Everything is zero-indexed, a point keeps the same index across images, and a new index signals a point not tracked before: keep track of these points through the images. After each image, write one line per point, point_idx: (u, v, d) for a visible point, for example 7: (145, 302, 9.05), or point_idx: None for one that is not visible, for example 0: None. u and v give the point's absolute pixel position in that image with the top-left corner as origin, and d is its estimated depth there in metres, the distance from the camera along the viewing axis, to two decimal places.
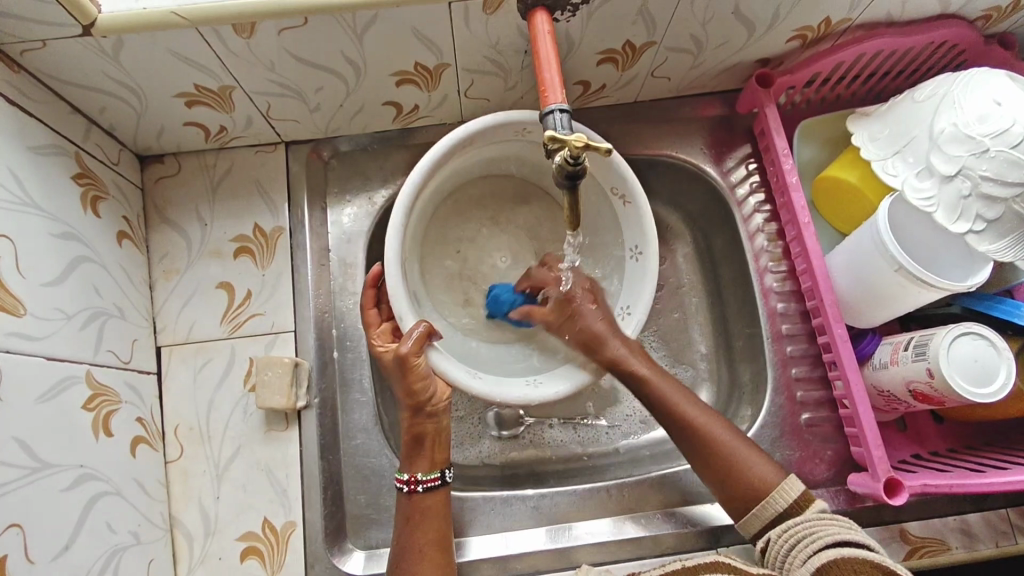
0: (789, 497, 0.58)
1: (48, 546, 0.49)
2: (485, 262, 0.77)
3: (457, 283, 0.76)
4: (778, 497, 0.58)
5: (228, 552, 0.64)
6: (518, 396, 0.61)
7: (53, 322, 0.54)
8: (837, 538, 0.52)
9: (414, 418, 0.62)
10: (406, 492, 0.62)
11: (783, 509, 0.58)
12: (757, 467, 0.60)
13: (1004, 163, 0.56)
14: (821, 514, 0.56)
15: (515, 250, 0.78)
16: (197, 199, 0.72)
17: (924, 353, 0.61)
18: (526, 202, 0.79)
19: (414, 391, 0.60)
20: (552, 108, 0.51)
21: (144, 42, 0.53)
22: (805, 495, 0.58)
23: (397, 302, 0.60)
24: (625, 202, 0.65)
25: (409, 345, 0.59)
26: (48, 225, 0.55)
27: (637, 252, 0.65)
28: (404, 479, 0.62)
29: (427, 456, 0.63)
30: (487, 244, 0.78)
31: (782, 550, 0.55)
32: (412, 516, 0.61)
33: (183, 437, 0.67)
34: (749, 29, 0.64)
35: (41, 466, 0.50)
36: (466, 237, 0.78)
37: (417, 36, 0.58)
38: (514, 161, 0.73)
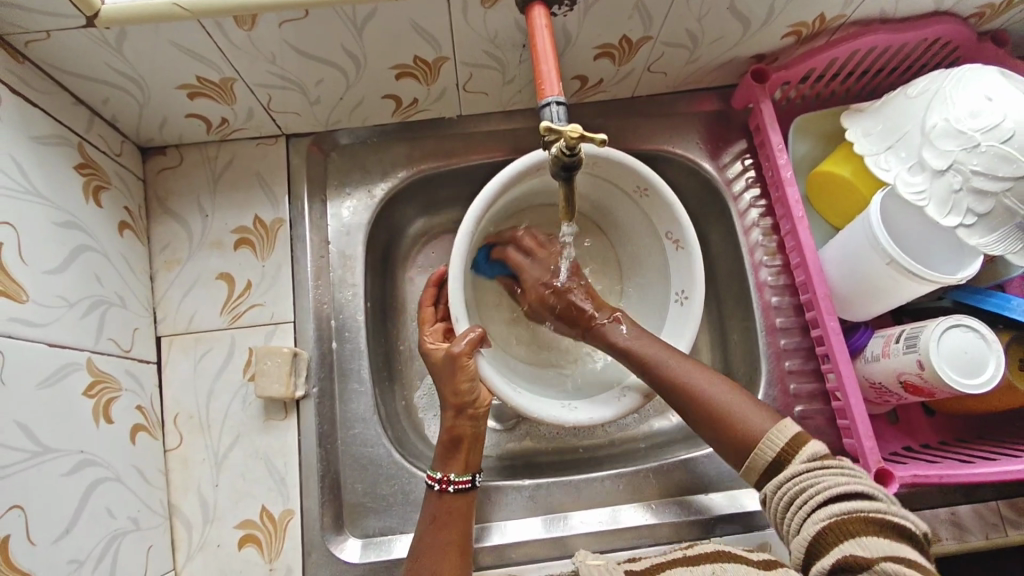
0: (779, 445, 0.55)
1: (49, 529, 0.50)
2: None
3: (506, 302, 0.77)
4: (771, 443, 0.55)
5: (226, 540, 0.65)
6: (553, 415, 0.62)
7: (55, 309, 0.54)
8: (831, 494, 0.50)
9: (456, 418, 0.63)
10: (437, 491, 0.62)
11: (773, 458, 0.55)
12: (747, 416, 0.57)
13: (994, 157, 0.56)
14: (811, 459, 0.54)
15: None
16: (198, 190, 0.72)
17: (914, 344, 0.61)
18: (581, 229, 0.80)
19: (460, 391, 0.62)
20: (549, 100, 0.52)
21: (146, 33, 0.54)
22: (799, 437, 0.55)
23: (454, 302, 0.62)
24: (678, 245, 0.67)
25: (462, 345, 0.61)
26: (50, 214, 0.56)
27: (682, 296, 0.67)
28: (436, 477, 0.62)
29: (461, 459, 0.63)
30: None
31: (780, 505, 0.54)
32: (437, 516, 0.60)
33: (183, 426, 0.67)
34: (744, 25, 0.65)
35: (43, 451, 0.50)
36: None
37: (416, 29, 0.59)
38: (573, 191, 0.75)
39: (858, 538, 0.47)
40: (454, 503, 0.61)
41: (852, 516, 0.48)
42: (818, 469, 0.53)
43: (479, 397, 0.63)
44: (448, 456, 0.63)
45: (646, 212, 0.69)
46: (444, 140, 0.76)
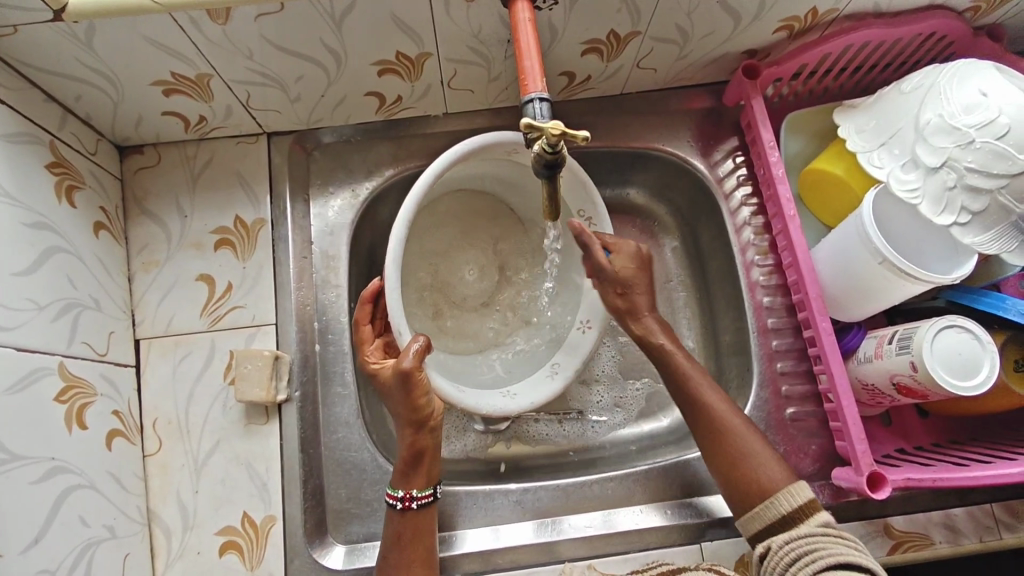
0: (785, 507, 0.56)
1: (17, 539, 0.48)
2: (454, 275, 0.76)
3: (428, 297, 0.74)
4: (783, 499, 0.56)
5: (206, 547, 0.64)
6: (490, 406, 0.64)
7: (24, 312, 0.53)
8: (843, 560, 0.50)
9: (416, 434, 0.60)
10: (399, 509, 0.60)
11: (785, 511, 0.56)
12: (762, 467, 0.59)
13: (989, 154, 0.55)
14: (820, 527, 0.54)
15: (481, 264, 0.77)
16: (177, 190, 0.71)
17: (907, 346, 0.60)
18: (494, 218, 0.78)
19: (418, 407, 0.59)
20: (532, 96, 0.50)
21: (116, 26, 0.52)
22: (812, 503, 0.56)
23: (394, 314, 0.59)
24: (589, 224, 0.69)
25: (411, 359, 0.57)
26: (18, 215, 0.54)
27: (595, 272, 0.69)
28: (398, 496, 0.61)
29: (422, 473, 0.61)
30: (455, 260, 0.76)
31: (779, 564, 0.53)
32: (402, 534, 0.60)
33: (162, 431, 0.66)
34: (734, 19, 0.63)
35: (10, 459, 0.49)
36: (436, 251, 0.76)
37: (397, 24, 0.58)
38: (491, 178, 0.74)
39: None
40: (419, 520, 0.60)
41: None
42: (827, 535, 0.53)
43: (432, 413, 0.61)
44: (412, 471, 0.61)
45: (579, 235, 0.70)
46: (430, 137, 0.75)
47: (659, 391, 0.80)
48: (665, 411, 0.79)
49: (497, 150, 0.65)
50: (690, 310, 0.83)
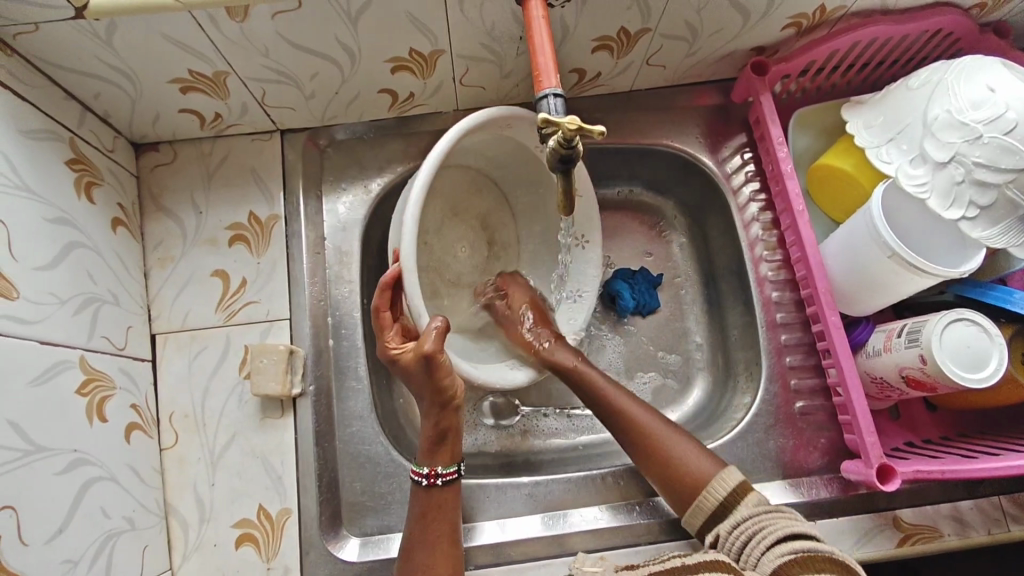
0: (722, 493, 0.59)
1: (41, 529, 0.49)
2: (448, 252, 0.75)
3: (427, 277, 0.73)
4: (717, 487, 0.59)
5: (223, 539, 0.65)
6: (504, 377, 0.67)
7: (46, 306, 0.54)
8: (792, 530, 0.52)
9: (439, 414, 0.62)
10: (424, 486, 0.61)
11: (723, 497, 0.58)
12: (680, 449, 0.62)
13: (996, 149, 0.55)
14: (760, 505, 0.57)
15: (472, 241, 0.77)
16: (192, 186, 0.71)
17: (916, 339, 0.61)
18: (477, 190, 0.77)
19: (442, 387, 0.60)
20: (546, 92, 0.51)
21: (136, 24, 0.53)
22: (744, 486, 0.59)
23: (412, 297, 0.58)
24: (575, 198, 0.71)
25: (432, 343, 0.58)
26: (40, 210, 0.55)
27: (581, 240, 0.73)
28: (423, 472, 0.62)
29: (447, 450, 0.63)
30: (445, 238, 0.75)
31: (736, 546, 0.55)
32: (426, 510, 0.60)
33: (178, 424, 0.67)
34: (744, 16, 0.64)
35: (34, 449, 0.50)
36: (430, 229, 0.74)
37: (411, 21, 0.58)
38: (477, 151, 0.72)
39: (818, 568, 0.47)
40: (446, 498, 0.61)
41: (810, 550, 0.49)
42: (768, 514, 0.56)
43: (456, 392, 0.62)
44: (436, 448, 0.62)
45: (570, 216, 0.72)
46: (441, 134, 0.75)
47: (667, 385, 0.81)
48: (674, 405, 0.80)
49: (494, 126, 0.65)
50: (699, 305, 0.83)
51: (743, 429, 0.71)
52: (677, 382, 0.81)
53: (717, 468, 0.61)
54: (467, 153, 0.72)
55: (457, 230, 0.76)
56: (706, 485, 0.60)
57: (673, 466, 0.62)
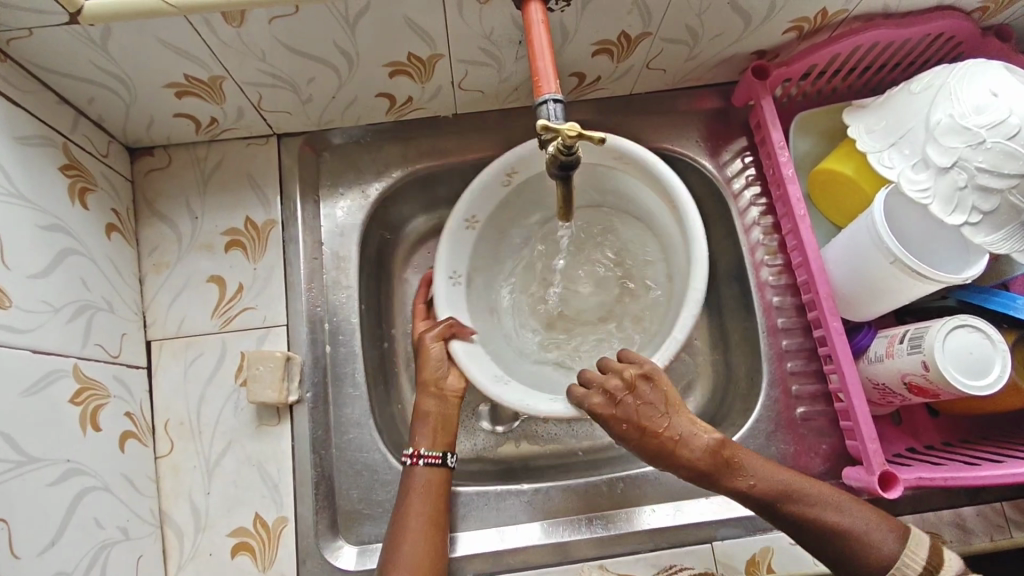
0: (919, 564, 0.53)
1: (33, 541, 0.48)
2: (569, 287, 0.73)
3: (543, 310, 0.73)
4: (914, 557, 0.53)
5: (219, 548, 0.64)
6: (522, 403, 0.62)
7: (39, 314, 0.53)
8: None
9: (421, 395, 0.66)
10: (409, 465, 0.63)
11: (924, 567, 0.53)
12: (859, 530, 0.55)
13: (1000, 154, 0.55)
14: None
15: (599, 278, 0.73)
16: (188, 192, 0.71)
17: (919, 345, 0.60)
18: (614, 227, 0.75)
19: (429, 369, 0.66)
20: (546, 98, 0.51)
21: (131, 29, 0.52)
22: (936, 550, 0.54)
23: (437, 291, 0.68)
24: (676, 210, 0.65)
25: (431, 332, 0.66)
26: (34, 217, 0.54)
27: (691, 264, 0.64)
28: (408, 454, 0.64)
29: (432, 435, 0.65)
30: (572, 273, 0.74)
31: None
32: (410, 487, 0.62)
33: (173, 432, 0.66)
34: (745, 20, 0.64)
35: (28, 461, 0.49)
36: (551, 263, 0.75)
37: (409, 26, 0.58)
38: (591, 186, 0.73)
39: None
40: (435, 477, 0.63)
41: None
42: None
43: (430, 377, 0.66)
44: (420, 433, 0.65)
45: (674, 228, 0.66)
46: (439, 138, 0.75)
47: None
48: None
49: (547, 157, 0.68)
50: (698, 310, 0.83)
51: (743, 435, 0.71)
52: (677, 386, 0.80)
53: (899, 541, 0.54)
54: (581, 192, 0.74)
55: (583, 265, 0.73)
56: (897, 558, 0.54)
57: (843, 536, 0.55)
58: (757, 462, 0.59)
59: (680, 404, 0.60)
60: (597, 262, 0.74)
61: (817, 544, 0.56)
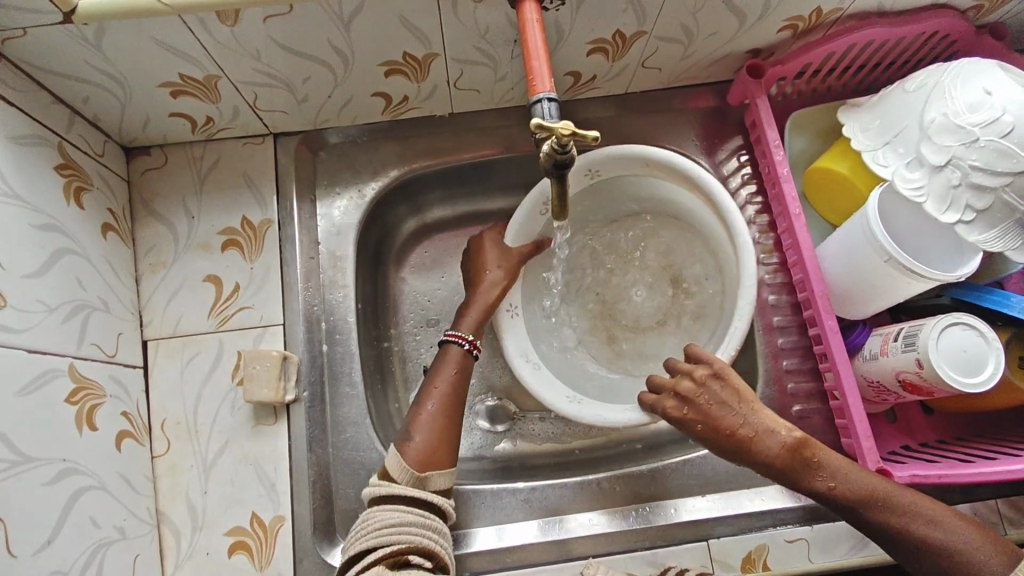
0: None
1: (29, 540, 0.48)
2: (622, 296, 0.79)
3: (601, 321, 0.79)
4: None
5: (216, 548, 0.64)
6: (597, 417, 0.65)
7: (34, 314, 0.53)
8: None
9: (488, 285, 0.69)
10: (466, 349, 0.67)
11: None
12: (957, 543, 0.53)
13: (993, 153, 0.55)
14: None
15: (651, 285, 0.79)
16: (183, 191, 0.71)
17: (913, 343, 0.61)
18: (673, 244, 0.79)
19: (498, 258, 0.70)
20: (541, 96, 0.50)
21: (125, 28, 0.52)
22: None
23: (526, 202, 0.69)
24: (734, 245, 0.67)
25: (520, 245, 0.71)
26: (27, 217, 0.54)
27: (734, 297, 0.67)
28: (466, 337, 0.67)
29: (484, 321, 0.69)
30: (620, 283, 0.80)
31: None
32: (456, 365, 0.66)
33: (170, 432, 0.66)
34: (739, 19, 0.64)
35: (22, 460, 0.49)
36: (605, 275, 0.80)
37: (405, 25, 0.58)
38: (647, 202, 0.77)
39: None
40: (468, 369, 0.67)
41: None
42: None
43: (495, 276, 0.69)
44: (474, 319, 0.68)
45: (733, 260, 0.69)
46: (435, 137, 0.75)
47: None
48: None
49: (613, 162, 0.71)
50: None
51: None
52: None
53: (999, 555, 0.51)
54: (635, 203, 0.78)
55: (637, 278, 0.80)
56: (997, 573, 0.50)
57: (935, 543, 0.53)
58: (844, 467, 0.57)
59: (752, 399, 0.60)
60: (647, 269, 0.80)
61: (907, 553, 0.55)
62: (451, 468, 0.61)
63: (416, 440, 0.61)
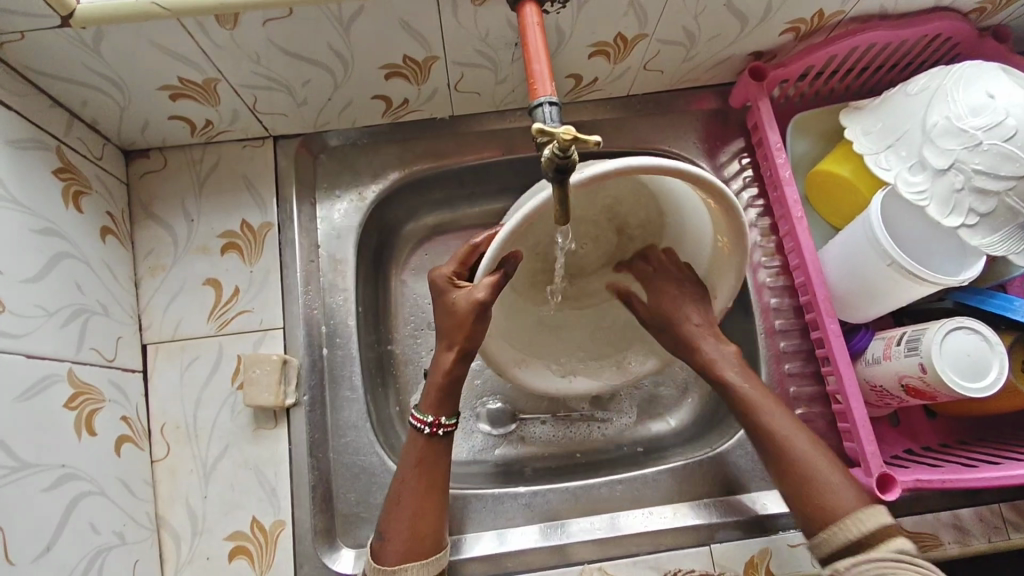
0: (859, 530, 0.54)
1: (29, 547, 0.48)
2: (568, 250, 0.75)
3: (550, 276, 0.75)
4: (852, 523, 0.54)
5: (216, 552, 0.63)
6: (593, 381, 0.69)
7: (34, 319, 0.53)
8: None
9: (456, 361, 0.61)
10: (427, 434, 0.61)
11: (856, 538, 0.54)
12: (834, 488, 0.57)
13: (996, 156, 0.55)
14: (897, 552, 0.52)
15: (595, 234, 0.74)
16: (183, 193, 0.71)
17: (916, 347, 0.60)
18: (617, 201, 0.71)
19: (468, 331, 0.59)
20: (542, 100, 0.50)
21: (124, 32, 0.52)
22: (888, 529, 0.54)
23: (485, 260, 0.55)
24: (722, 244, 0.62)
25: (484, 292, 0.57)
26: (27, 221, 0.54)
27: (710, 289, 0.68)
28: (426, 420, 0.61)
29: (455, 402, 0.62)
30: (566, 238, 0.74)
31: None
32: (423, 457, 0.61)
33: (169, 436, 0.66)
34: (741, 21, 0.64)
35: (21, 466, 0.49)
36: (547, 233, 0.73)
37: (405, 28, 0.58)
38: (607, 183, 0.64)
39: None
40: (439, 445, 0.62)
41: None
42: (908, 564, 0.51)
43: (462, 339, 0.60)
44: (446, 400, 0.61)
45: (715, 254, 0.65)
46: (436, 140, 0.75)
47: (663, 393, 0.80)
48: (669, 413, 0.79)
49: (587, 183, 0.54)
50: None
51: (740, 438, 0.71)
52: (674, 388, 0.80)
53: (861, 508, 0.55)
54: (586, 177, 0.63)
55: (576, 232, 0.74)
56: (840, 517, 0.56)
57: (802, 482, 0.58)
58: (769, 402, 0.62)
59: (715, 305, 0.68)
60: (590, 220, 0.73)
61: (787, 482, 0.59)
62: (441, 552, 0.59)
63: (389, 538, 0.58)
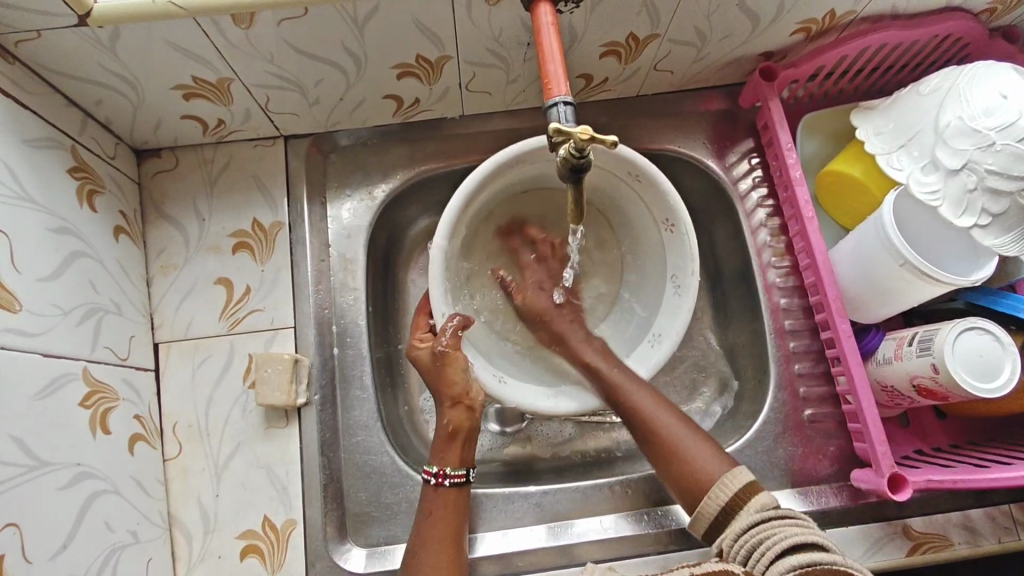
0: (723, 497, 0.55)
1: (45, 545, 0.48)
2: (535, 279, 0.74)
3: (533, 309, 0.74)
4: (720, 491, 0.56)
5: (228, 551, 0.64)
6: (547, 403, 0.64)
7: (50, 318, 0.53)
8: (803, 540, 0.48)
9: (450, 410, 0.63)
10: (433, 484, 0.61)
11: (724, 502, 0.55)
12: (704, 457, 0.58)
13: (1009, 157, 0.55)
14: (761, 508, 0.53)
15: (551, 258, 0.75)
16: (195, 192, 0.71)
17: (928, 348, 0.60)
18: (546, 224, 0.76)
19: (453, 384, 0.62)
20: (556, 100, 0.50)
21: (140, 32, 0.52)
22: (749, 488, 0.55)
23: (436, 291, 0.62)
24: (639, 177, 0.64)
25: (447, 337, 0.62)
26: (44, 220, 0.54)
27: (668, 223, 0.65)
28: (433, 471, 0.61)
29: (457, 451, 0.62)
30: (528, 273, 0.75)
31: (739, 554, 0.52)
32: (433, 507, 0.60)
33: (182, 435, 0.66)
34: (753, 21, 0.64)
35: (38, 465, 0.49)
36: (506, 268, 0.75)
37: (418, 27, 0.58)
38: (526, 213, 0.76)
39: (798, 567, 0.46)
40: (450, 496, 0.61)
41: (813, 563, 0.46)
42: (774, 519, 0.52)
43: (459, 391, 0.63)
44: (445, 449, 0.62)
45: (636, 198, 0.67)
46: (446, 139, 0.75)
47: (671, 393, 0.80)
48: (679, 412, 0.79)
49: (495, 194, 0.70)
50: (703, 311, 0.82)
51: (750, 438, 0.71)
52: (683, 388, 0.80)
53: (728, 470, 0.57)
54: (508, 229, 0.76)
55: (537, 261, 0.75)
56: (709, 488, 0.57)
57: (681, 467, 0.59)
58: (639, 392, 0.62)
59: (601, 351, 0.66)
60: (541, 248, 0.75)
61: (663, 464, 0.60)
62: None
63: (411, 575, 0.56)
